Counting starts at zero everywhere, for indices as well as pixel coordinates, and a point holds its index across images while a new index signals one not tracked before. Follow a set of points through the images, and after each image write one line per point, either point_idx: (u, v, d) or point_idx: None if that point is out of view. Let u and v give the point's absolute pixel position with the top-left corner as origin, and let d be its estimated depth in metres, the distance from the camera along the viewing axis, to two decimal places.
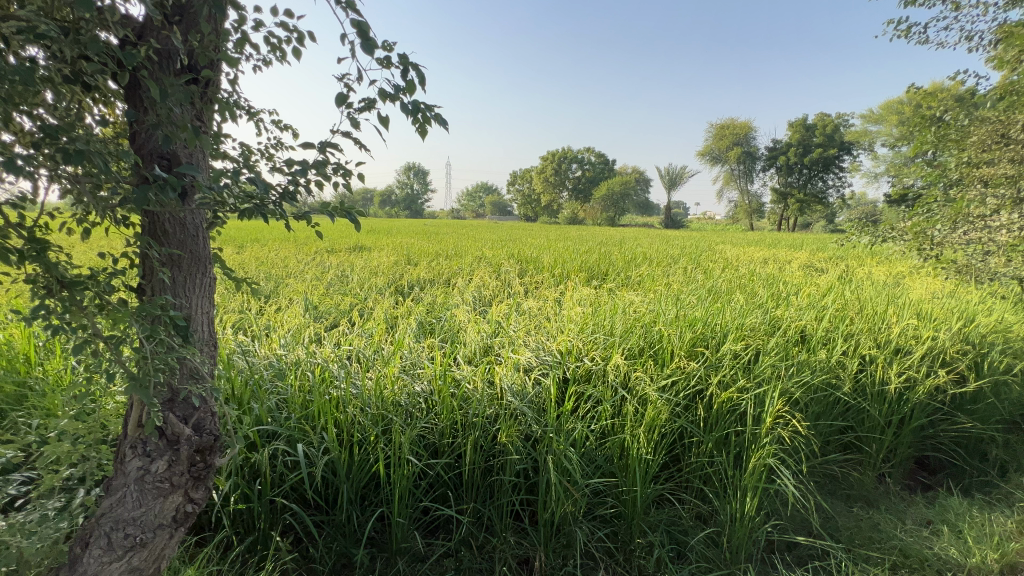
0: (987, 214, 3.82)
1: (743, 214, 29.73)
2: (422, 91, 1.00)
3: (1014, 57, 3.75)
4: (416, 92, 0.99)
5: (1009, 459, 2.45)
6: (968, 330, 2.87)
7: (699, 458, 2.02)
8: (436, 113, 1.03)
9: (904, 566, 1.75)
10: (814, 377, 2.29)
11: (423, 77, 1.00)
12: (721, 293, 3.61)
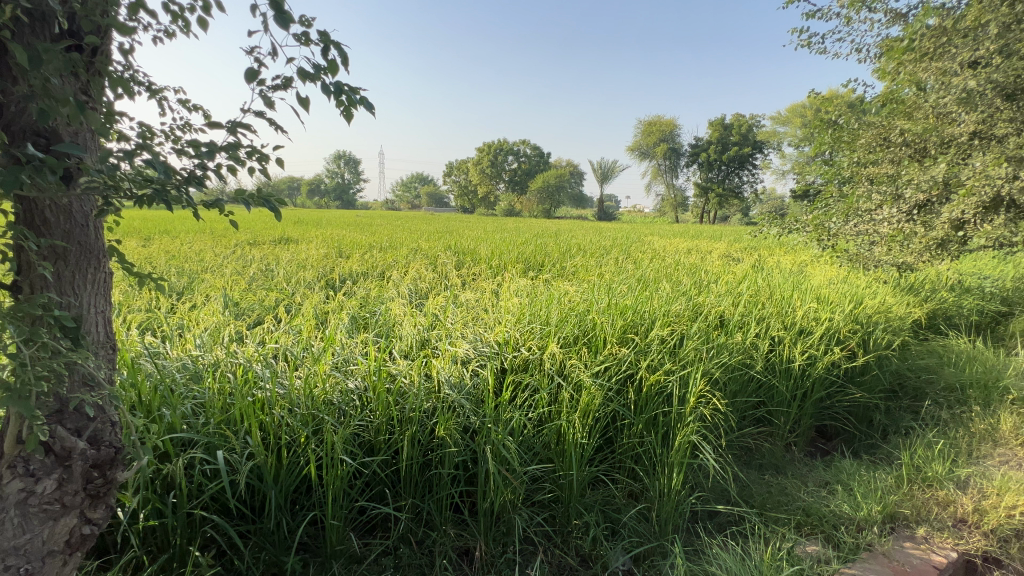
0: (872, 208, 4.31)
1: (670, 208, 31.41)
2: (345, 72, 0.96)
3: (894, 69, 4.24)
4: (339, 73, 0.95)
5: (889, 423, 2.80)
6: (858, 311, 3.23)
7: (630, 439, 2.12)
8: (361, 96, 1.00)
9: (806, 524, 1.96)
10: (731, 358, 2.47)
11: (346, 57, 0.96)
12: (650, 282, 3.80)
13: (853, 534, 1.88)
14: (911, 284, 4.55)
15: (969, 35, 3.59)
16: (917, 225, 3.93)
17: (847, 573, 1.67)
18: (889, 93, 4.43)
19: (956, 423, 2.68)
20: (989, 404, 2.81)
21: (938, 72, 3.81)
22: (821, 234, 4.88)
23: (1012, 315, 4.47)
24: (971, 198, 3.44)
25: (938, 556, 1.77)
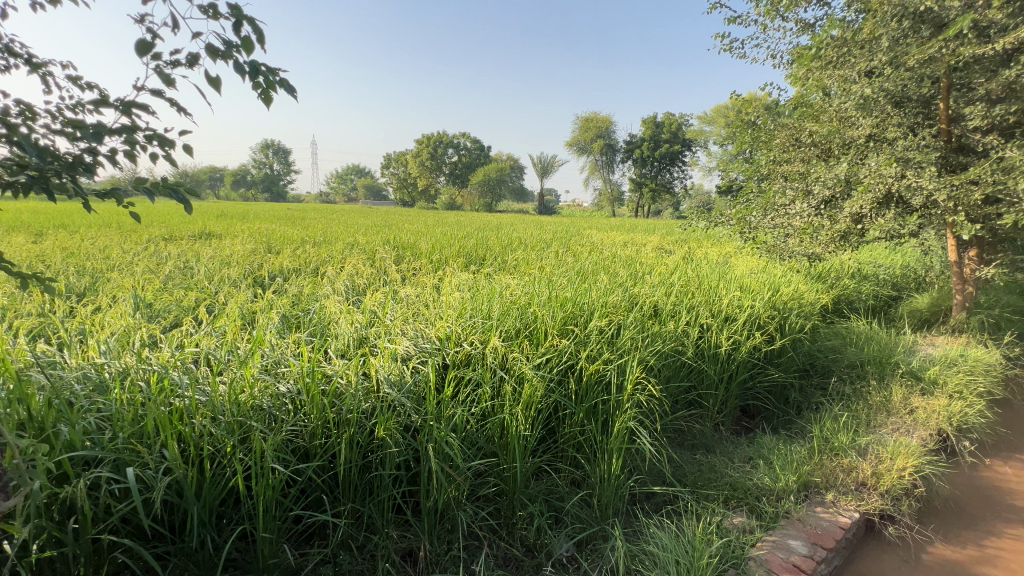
0: (787, 203, 4.67)
1: (607, 202, 32.42)
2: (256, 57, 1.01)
3: (804, 74, 4.51)
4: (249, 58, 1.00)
5: (803, 400, 3.06)
6: (775, 298, 3.49)
7: (572, 429, 2.17)
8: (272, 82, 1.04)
9: (732, 498, 2.10)
10: (665, 346, 2.59)
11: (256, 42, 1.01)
12: (588, 275, 3.89)
13: (773, 504, 2.04)
14: (819, 272, 5.00)
15: (865, 47, 3.91)
16: (825, 218, 4.36)
17: (768, 540, 1.82)
18: (799, 97, 4.76)
19: (857, 397, 2.99)
20: (884, 378, 3.15)
21: (840, 79, 4.13)
22: (743, 227, 5.22)
23: (901, 299, 5.03)
24: (868, 195, 3.91)
25: (843, 517, 1.98)
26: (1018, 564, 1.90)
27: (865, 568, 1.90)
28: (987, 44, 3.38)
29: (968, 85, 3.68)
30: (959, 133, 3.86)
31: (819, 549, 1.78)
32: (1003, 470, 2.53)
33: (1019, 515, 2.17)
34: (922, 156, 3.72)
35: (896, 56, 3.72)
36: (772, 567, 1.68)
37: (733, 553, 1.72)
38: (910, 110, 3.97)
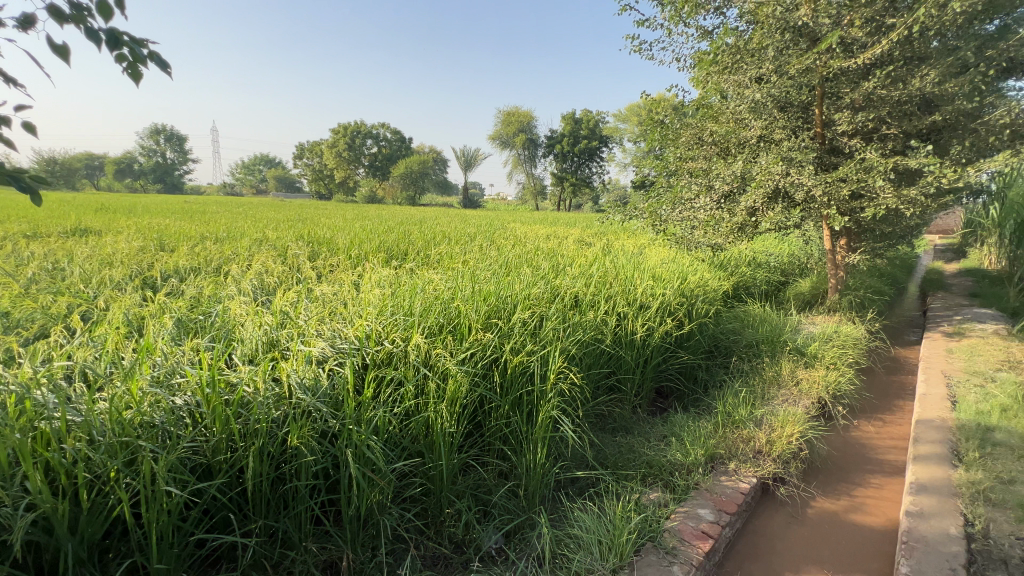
0: (692, 198, 5.02)
1: (530, 196, 32.96)
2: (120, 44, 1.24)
3: (704, 78, 4.86)
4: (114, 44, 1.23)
5: (709, 379, 3.33)
6: (684, 286, 3.75)
7: (498, 421, 2.17)
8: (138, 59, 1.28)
9: (649, 475, 2.23)
10: (585, 335, 2.67)
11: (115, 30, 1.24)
12: (512, 268, 3.92)
13: (685, 477, 2.20)
14: (721, 261, 5.45)
15: (755, 55, 4.29)
16: (725, 211, 4.76)
17: (681, 512, 1.96)
18: (700, 99, 5.12)
19: (754, 373, 3.31)
20: (775, 355, 3.52)
21: (735, 84, 4.49)
22: (655, 220, 5.54)
23: (788, 283, 5.64)
24: (760, 190, 4.33)
25: (743, 483, 2.18)
26: (880, 508, 2.22)
27: (761, 527, 2.12)
28: (851, 59, 3.85)
29: (837, 94, 4.18)
30: (831, 137, 4.38)
31: (724, 514, 1.95)
32: (868, 428, 2.94)
33: (880, 466, 2.53)
34: (802, 156, 4.18)
35: (780, 66, 4.12)
36: (685, 536, 1.81)
37: (649, 527, 1.82)
38: (792, 115, 4.43)
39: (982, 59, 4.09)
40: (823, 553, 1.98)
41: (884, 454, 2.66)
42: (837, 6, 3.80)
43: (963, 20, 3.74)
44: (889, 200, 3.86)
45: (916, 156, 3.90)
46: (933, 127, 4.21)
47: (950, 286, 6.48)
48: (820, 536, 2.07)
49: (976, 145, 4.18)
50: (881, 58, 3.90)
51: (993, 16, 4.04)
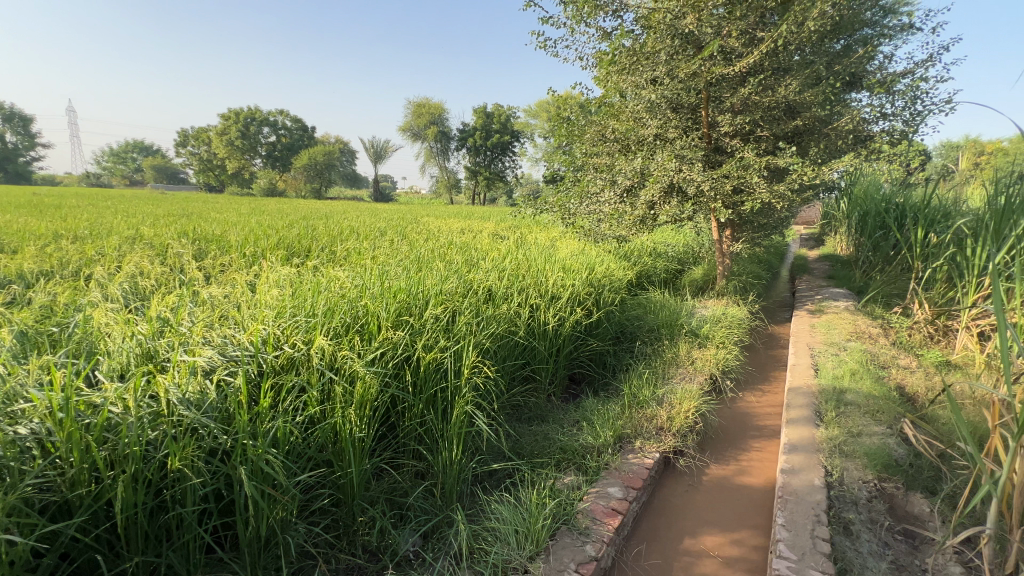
0: (598, 192, 5.26)
1: (444, 189, 32.49)
2: None
3: (604, 77, 5.06)
4: None
5: (616, 364, 3.53)
6: (591, 276, 3.91)
7: (411, 422, 2.11)
8: None
9: (563, 460, 2.30)
10: (499, 328, 2.68)
11: None
12: (423, 263, 3.82)
13: (596, 458, 2.30)
14: (626, 252, 5.78)
15: (649, 58, 4.56)
16: (627, 205, 5.05)
17: (592, 492, 2.05)
18: (602, 98, 5.35)
19: (655, 355, 3.56)
20: (673, 337, 3.81)
21: (633, 85, 4.75)
22: (564, 213, 5.72)
23: (684, 271, 6.14)
24: (657, 185, 4.64)
25: (648, 459, 2.34)
26: (761, 469, 2.50)
27: (664, 497, 2.29)
28: (730, 67, 4.25)
29: (720, 98, 4.59)
30: (716, 137, 4.82)
31: (631, 490, 2.08)
32: (750, 398, 3.30)
33: (760, 431, 2.86)
34: (692, 154, 4.55)
35: (671, 69, 4.43)
36: (596, 515, 1.90)
37: (563, 511, 1.89)
38: (683, 116, 4.80)
39: (832, 73, 4.73)
40: (716, 515, 2.19)
41: (764, 420, 3.01)
42: (717, 17, 4.16)
43: (817, 37, 4.29)
44: (763, 195, 4.34)
45: (784, 156, 4.42)
46: (797, 131, 4.80)
47: (812, 269, 7.48)
48: (713, 500, 2.29)
49: (829, 147, 4.84)
50: (754, 67, 4.35)
51: (839, 35, 4.68)
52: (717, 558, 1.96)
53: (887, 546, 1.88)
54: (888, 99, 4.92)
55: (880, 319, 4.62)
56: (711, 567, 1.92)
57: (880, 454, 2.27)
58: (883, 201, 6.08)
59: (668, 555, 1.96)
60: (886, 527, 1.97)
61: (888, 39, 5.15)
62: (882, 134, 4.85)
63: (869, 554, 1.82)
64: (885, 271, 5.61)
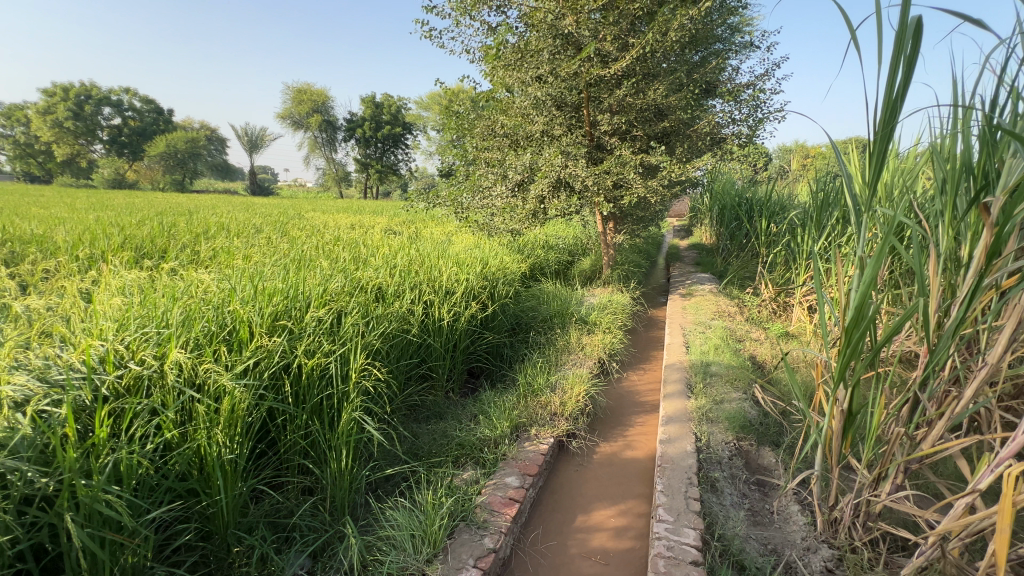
0: (489, 186, 5.30)
1: (332, 182, 30.47)
2: None
3: (491, 71, 5.09)
4: None
5: (512, 355, 3.61)
6: (485, 270, 3.93)
7: (294, 435, 1.93)
8: None
9: (461, 456, 2.28)
10: (389, 327, 2.57)
11: None
12: (305, 262, 3.52)
13: (493, 450, 2.32)
14: (520, 245, 5.92)
15: (533, 56, 4.68)
16: (518, 199, 5.16)
17: (490, 485, 2.07)
18: (490, 92, 5.38)
19: (548, 344, 3.70)
20: (565, 326, 4.00)
21: (519, 81, 4.85)
22: (457, 208, 5.65)
23: (574, 262, 6.46)
24: (546, 180, 4.82)
25: (542, 445, 2.42)
26: (643, 442, 2.73)
27: (559, 480, 2.39)
28: (607, 69, 4.53)
29: (599, 98, 4.88)
30: (597, 135, 5.12)
31: (527, 477, 2.14)
32: (634, 378, 3.59)
33: (642, 407, 3.12)
34: (576, 151, 4.79)
35: (554, 68, 4.60)
36: (494, 507, 1.92)
37: (461, 508, 1.88)
38: (567, 114, 5.01)
39: (692, 81, 5.28)
40: (606, 490, 2.34)
41: (645, 396, 3.28)
42: (594, 22, 4.42)
43: (678, 47, 4.75)
44: (639, 190, 4.72)
45: (655, 154, 4.84)
46: (665, 132, 5.28)
47: (684, 258, 8.33)
48: (603, 476, 2.44)
49: (692, 148, 5.40)
50: (627, 71, 4.68)
51: (697, 48, 5.23)
52: (607, 530, 2.10)
53: (743, 497, 2.17)
54: (736, 107, 5.62)
55: (736, 299, 5.29)
56: (602, 540, 2.05)
57: (737, 417, 2.60)
58: (736, 197, 6.97)
59: (564, 535, 2.06)
60: (742, 480, 2.27)
61: (735, 54, 5.88)
62: (733, 137, 5.55)
63: (730, 505, 2.08)
64: (739, 257, 6.44)
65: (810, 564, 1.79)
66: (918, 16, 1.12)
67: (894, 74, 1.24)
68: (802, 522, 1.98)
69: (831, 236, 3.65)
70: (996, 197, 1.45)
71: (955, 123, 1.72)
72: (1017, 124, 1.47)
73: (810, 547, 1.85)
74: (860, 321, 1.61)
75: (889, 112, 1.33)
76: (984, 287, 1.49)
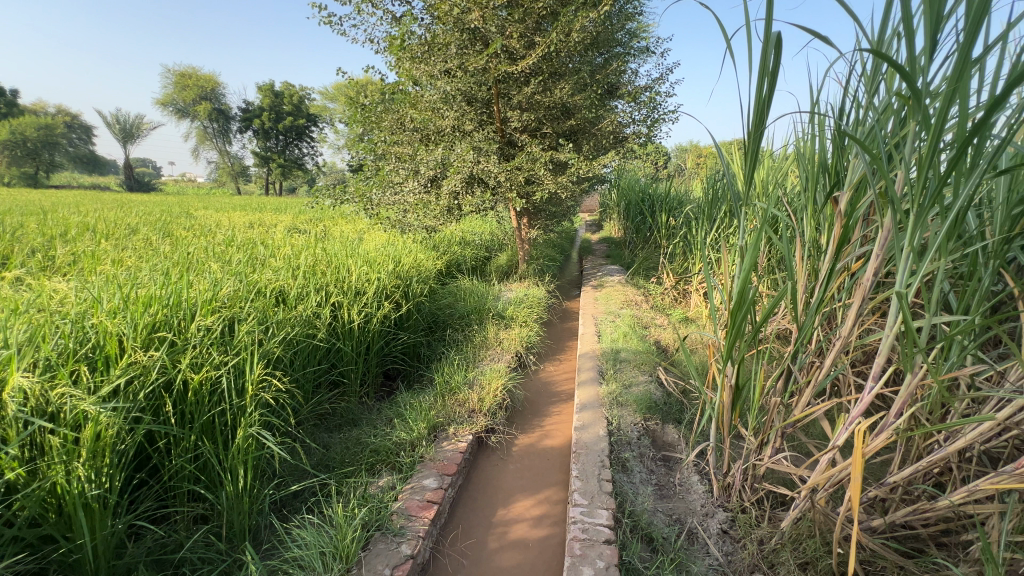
0: (400, 182, 5.14)
1: (227, 176, 27.74)
2: None
3: (397, 62, 4.92)
4: None
5: (430, 354, 3.55)
6: (398, 268, 3.79)
7: (180, 459, 1.72)
8: None
9: (377, 462, 2.19)
10: (292, 333, 2.38)
11: None
12: (191, 266, 3.16)
13: (410, 454, 2.26)
14: (436, 242, 5.80)
15: (441, 49, 4.61)
16: (430, 195, 5.06)
17: (407, 489, 2.01)
18: (397, 84, 5.21)
19: (466, 341, 3.68)
20: (482, 322, 4.00)
21: (426, 75, 4.76)
22: (366, 204, 5.32)
23: (491, 258, 6.48)
24: (458, 176, 4.78)
25: (461, 443, 2.40)
26: (559, 430, 2.82)
27: (479, 476, 2.39)
28: (514, 66, 4.59)
29: (508, 94, 4.93)
30: (509, 132, 5.17)
31: (445, 477, 2.10)
32: (550, 369, 3.69)
33: (558, 397, 3.22)
34: (487, 147, 4.81)
35: (462, 63, 4.57)
36: (411, 511, 1.87)
37: (376, 517, 1.80)
38: (477, 109, 5.01)
39: (595, 81, 5.51)
40: (525, 481, 2.38)
41: (560, 386, 3.39)
42: (500, 18, 4.46)
43: (582, 48, 4.93)
44: (550, 186, 4.86)
45: (564, 152, 5.01)
46: (573, 129, 5.47)
47: (595, 251, 8.72)
48: (522, 467, 2.48)
49: (598, 146, 5.66)
50: (534, 69, 4.78)
51: (599, 50, 5.48)
52: (526, 520, 2.14)
53: (650, 473, 2.32)
54: (636, 108, 5.98)
55: (643, 288, 5.65)
56: (521, 530, 2.08)
57: (644, 399, 2.77)
58: (640, 193, 7.42)
59: (484, 531, 2.06)
60: (649, 457, 2.42)
61: (634, 58, 6.25)
62: (634, 136, 5.89)
63: (638, 483, 2.22)
64: (644, 249, 6.88)
65: (708, 528, 1.96)
66: (779, 30, 1.25)
67: (762, 80, 1.37)
68: (700, 490, 2.16)
69: (719, 228, 4.02)
70: (846, 192, 1.67)
71: (813, 127, 1.95)
72: (859, 129, 1.70)
73: (708, 512, 2.02)
74: (743, 303, 1.78)
75: (759, 116, 1.47)
76: (838, 270, 1.72)
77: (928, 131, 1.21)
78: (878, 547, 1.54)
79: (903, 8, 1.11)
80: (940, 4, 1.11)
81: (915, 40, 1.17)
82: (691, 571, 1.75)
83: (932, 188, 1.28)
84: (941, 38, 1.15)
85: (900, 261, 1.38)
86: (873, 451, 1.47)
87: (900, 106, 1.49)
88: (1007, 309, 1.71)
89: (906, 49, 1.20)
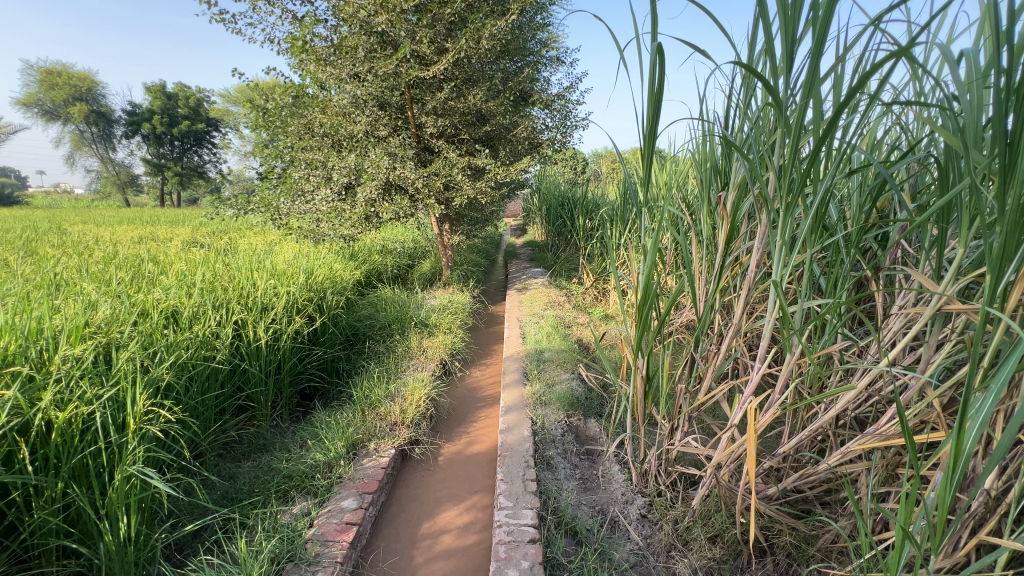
0: (311, 190, 4.87)
1: (110, 187, 24.63)
2: None
3: (298, 64, 4.67)
4: None
5: (349, 368, 3.40)
6: (311, 279, 3.58)
7: (44, 511, 1.49)
8: None
9: (290, 488, 2.05)
10: (186, 356, 2.16)
11: None
12: (58, 288, 2.75)
13: (327, 476, 2.14)
14: (354, 251, 5.55)
15: (349, 52, 4.47)
16: (345, 203, 4.85)
17: (323, 513, 1.90)
18: (302, 87, 4.94)
19: (388, 352, 3.56)
20: (404, 331, 3.89)
21: (334, 78, 4.58)
22: (273, 214, 4.94)
23: (413, 266, 6.33)
24: (373, 183, 4.66)
25: (383, 458, 2.32)
26: (486, 435, 2.81)
27: (403, 490, 2.32)
28: (425, 71, 4.56)
29: (422, 99, 4.88)
30: (424, 138, 5.11)
31: (366, 496, 2.01)
32: (475, 374, 3.68)
33: (483, 401, 3.22)
34: (402, 153, 4.72)
35: (372, 67, 4.46)
36: (328, 536, 1.76)
37: (288, 547, 1.68)
38: (392, 114, 4.96)
39: (509, 88, 5.61)
40: (451, 490, 2.35)
41: (485, 390, 3.40)
42: (410, 23, 4.41)
43: (493, 56, 5.00)
44: (468, 191, 4.86)
45: (481, 157, 5.05)
46: (489, 135, 5.53)
47: (519, 255, 8.85)
48: (448, 476, 2.45)
49: (514, 151, 5.78)
50: (447, 75, 4.77)
51: (511, 58, 5.58)
52: (453, 530, 2.10)
53: (575, 468, 2.39)
54: (549, 115, 6.18)
55: (565, 289, 5.82)
56: (449, 541, 2.05)
57: (566, 396, 2.85)
58: (559, 197, 7.65)
59: (409, 546, 2.00)
60: (573, 452, 2.50)
61: (545, 67, 6.45)
62: (549, 142, 6.08)
63: (563, 478, 2.28)
64: (566, 251, 7.09)
65: (628, 514, 2.05)
66: (663, 41, 1.33)
67: (653, 88, 1.46)
68: (621, 479, 2.25)
69: (630, 229, 4.26)
70: (731, 192, 1.83)
71: (704, 133, 2.12)
72: (740, 136, 1.87)
73: (628, 500, 2.12)
74: (647, 297, 1.89)
75: (651, 122, 1.57)
76: (728, 263, 1.87)
77: (791, 137, 1.35)
78: (774, 513, 1.69)
79: (764, 27, 1.23)
80: (793, 25, 1.24)
81: (776, 55, 1.30)
82: (613, 558, 1.83)
83: (795, 187, 1.42)
84: (796, 54, 1.29)
85: (775, 253, 1.54)
86: (764, 426, 1.61)
87: (771, 115, 1.66)
88: (866, 290, 1.96)
89: (770, 63, 1.33)
